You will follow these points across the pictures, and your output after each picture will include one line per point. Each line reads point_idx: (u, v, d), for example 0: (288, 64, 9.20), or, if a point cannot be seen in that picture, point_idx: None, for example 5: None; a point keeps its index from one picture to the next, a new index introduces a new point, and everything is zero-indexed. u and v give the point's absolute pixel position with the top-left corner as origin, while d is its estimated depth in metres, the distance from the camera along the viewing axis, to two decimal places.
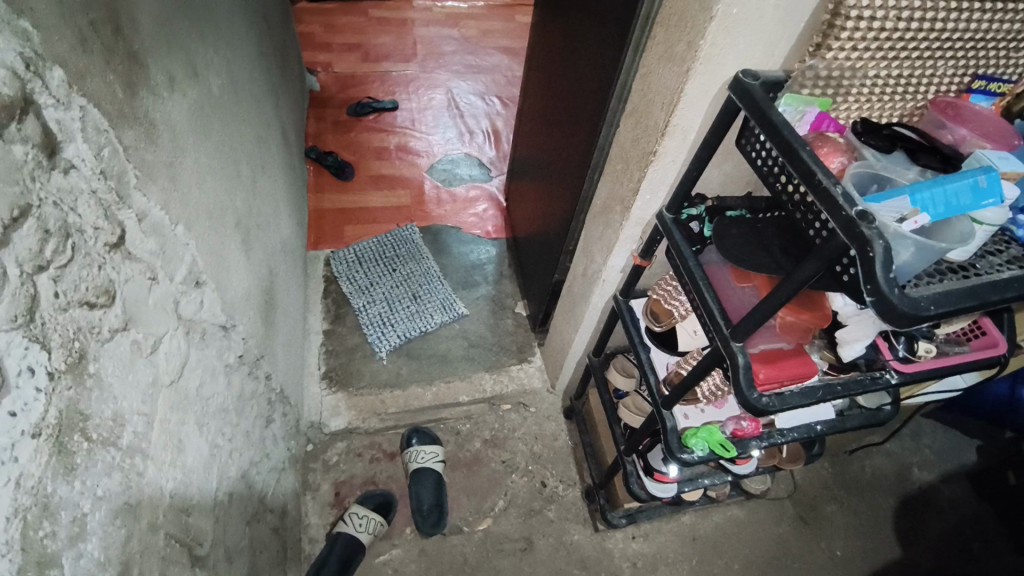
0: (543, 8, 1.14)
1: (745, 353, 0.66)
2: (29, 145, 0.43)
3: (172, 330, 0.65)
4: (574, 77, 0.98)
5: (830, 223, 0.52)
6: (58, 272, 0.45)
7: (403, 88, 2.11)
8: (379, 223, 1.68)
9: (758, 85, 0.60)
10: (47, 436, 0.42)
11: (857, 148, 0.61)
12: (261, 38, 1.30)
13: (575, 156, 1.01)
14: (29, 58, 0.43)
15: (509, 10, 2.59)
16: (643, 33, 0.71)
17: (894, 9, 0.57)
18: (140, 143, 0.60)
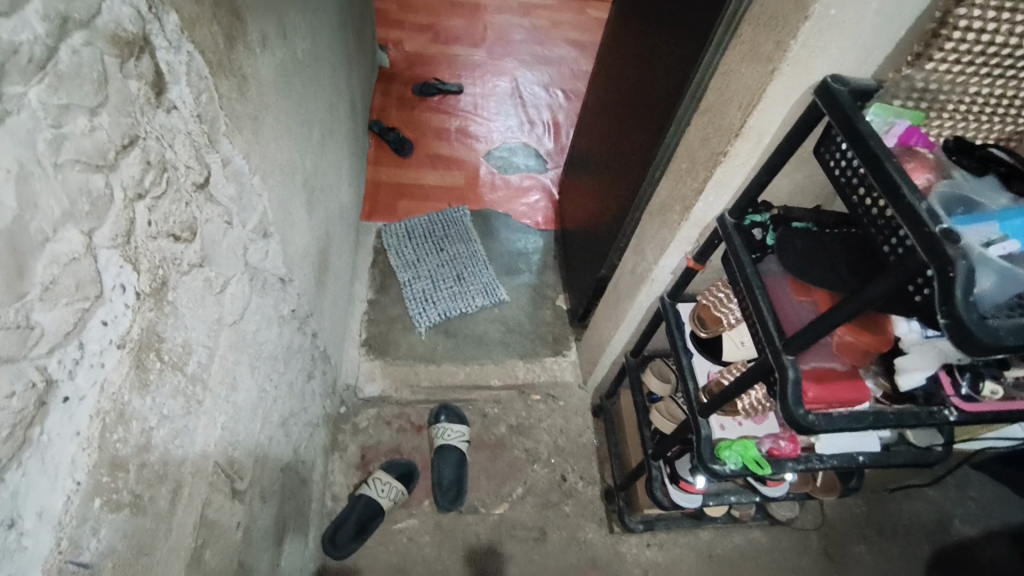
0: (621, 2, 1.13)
1: (795, 368, 0.64)
2: (143, 81, 0.47)
3: (239, 275, 0.69)
4: (646, 72, 0.96)
5: (910, 240, 0.50)
6: (153, 203, 0.49)
7: (469, 72, 2.14)
8: (431, 202, 1.71)
9: (846, 92, 0.59)
10: (129, 350, 0.45)
11: (946, 167, 0.58)
12: (343, 11, 1.34)
13: (637, 151, 1.00)
14: (152, 1, 0.47)
15: (581, 4, 2.58)
16: (728, 30, 0.69)
17: (1007, 25, 0.53)
18: (232, 94, 0.63)
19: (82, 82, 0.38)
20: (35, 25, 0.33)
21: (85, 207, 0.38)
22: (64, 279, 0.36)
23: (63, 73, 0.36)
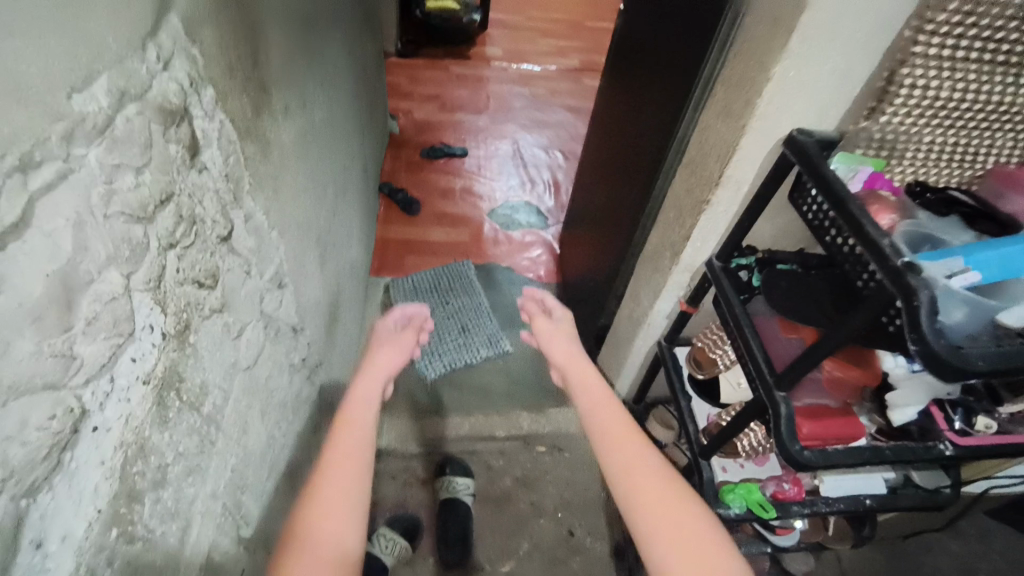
0: (609, 71, 1.24)
1: (788, 404, 0.66)
2: (181, 145, 0.53)
3: (254, 322, 0.73)
4: (635, 132, 1.04)
5: (878, 274, 0.53)
6: (182, 252, 0.54)
7: (473, 137, 2.28)
8: (437, 257, 1.78)
9: (812, 142, 0.65)
10: (153, 386, 0.48)
11: (909, 209, 0.62)
12: (357, 84, 1.46)
13: (630, 203, 1.06)
14: (193, 78, 0.54)
15: (577, 75, 2.78)
16: (704, 92, 0.76)
17: (947, 81, 0.59)
18: (256, 156, 0.70)
19: (132, 145, 0.44)
20: (101, 99, 0.39)
21: (126, 252, 0.43)
22: (104, 315, 0.41)
23: (117, 137, 0.42)
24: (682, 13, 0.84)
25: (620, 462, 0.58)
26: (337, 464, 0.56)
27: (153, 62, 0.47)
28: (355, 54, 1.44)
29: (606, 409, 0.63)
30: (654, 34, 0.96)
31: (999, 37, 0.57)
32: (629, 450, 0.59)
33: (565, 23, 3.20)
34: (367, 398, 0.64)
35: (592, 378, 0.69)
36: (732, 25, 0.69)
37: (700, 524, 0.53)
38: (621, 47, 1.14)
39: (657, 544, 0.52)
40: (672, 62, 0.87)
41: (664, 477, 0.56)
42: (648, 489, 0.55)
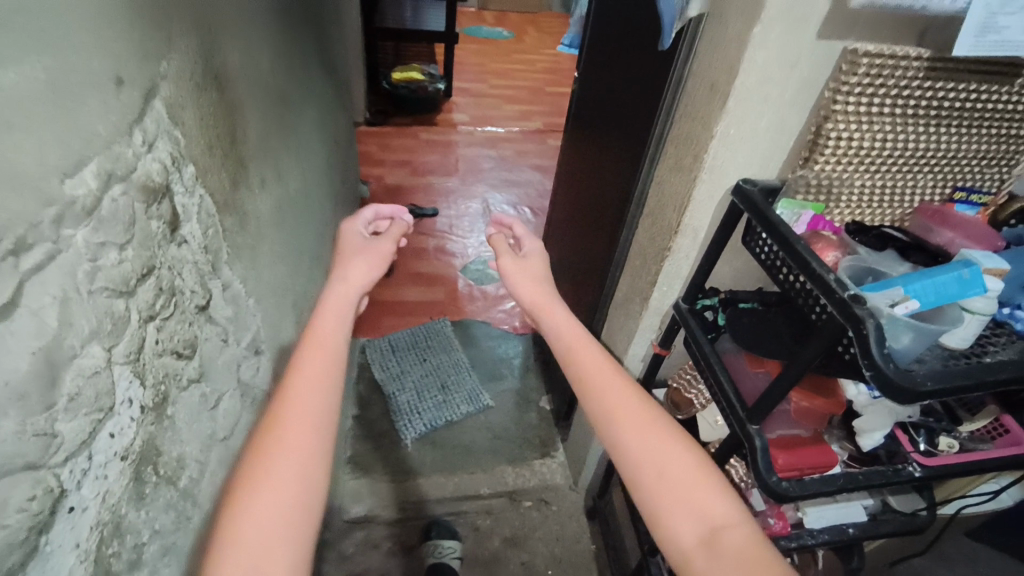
0: (569, 133, 1.33)
1: (762, 436, 0.69)
2: (163, 221, 0.55)
3: (231, 390, 0.72)
4: (597, 187, 1.11)
5: (828, 306, 0.58)
6: (161, 323, 0.55)
7: (444, 198, 2.35)
8: (413, 316, 1.79)
9: (756, 190, 0.71)
10: (130, 462, 0.47)
11: (850, 246, 0.68)
12: (330, 154, 1.52)
13: (598, 254, 1.11)
14: (175, 157, 0.57)
15: (541, 137, 2.94)
16: (655, 152, 0.83)
17: (867, 133, 0.67)
18: (233, 227, 0.72)
19: (116, 224, 0.46)
20: (90, 182, 0.42)
21: (108, 327, 0.44)
22: (86, 390, 0.41)
23: (103, 218, 0.44)
24: (631, 82, 0.92)
25: (609, 410, 0.66)
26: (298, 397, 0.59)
27: (139, 145, 0.50)
28: (328, 126, 1.51)
29: (591, 364, 0.70)
30: (607, 100, 1.05)
31: (906, 93, 0.65)
32: (615, 402, 0.66)
33: (526, 90, 3.41)
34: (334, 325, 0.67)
35: (577, 336, 0.75)
36: (675, 92, 0.77)
37: (682, 458, 0.62)
38: (578, 111, 1.23)
39: (643, 479, 0.62)
40: (625, 125, 0.95)
41: (648, 421, 0.65)
42: (632, 437, 0.64)
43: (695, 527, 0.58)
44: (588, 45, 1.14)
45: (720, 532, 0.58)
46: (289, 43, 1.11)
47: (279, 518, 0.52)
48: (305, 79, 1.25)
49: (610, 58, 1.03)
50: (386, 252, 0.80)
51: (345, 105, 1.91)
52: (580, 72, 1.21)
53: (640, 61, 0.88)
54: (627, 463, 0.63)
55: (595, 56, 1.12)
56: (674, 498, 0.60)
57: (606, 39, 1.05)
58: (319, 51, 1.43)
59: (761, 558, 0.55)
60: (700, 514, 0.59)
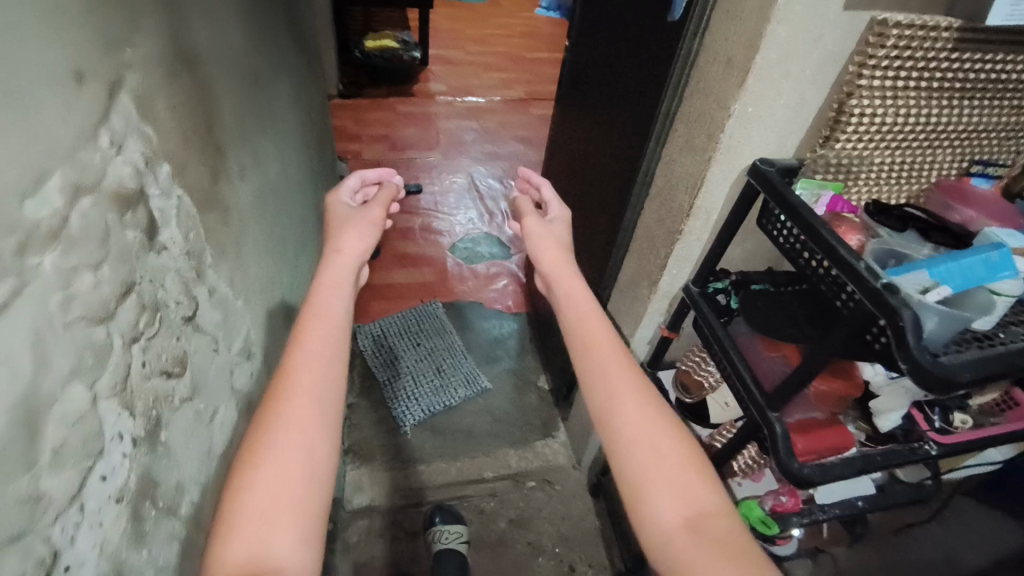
0: (561, 106, 1.28)
1: (781, 423, 0.68)
2: (139, 230, 0.49)
3: (226, 402, 0.68)
4: (597, 164, 1.07)
5: (857, 293, 0.56)
6: (147, 343, 0.50)
7: (426, 173, 2.27)
8: (404, 299, 1.74)
9: (774, 171, 0.67)
10: (127, 502, 0.43)
11: (871, 227, 0.66)
12: (307, 133, 1.43)
13: (599, 233, 1.08)
14: (148, 156, 0.51)
15: (522, 106, 2.85)
16: (663, 129, 0.79)
17: (891, 107, 0.65)
18: (216, 226, 0.66)
19: (89, 242, 0.40)
20: (56, 200, 0.36)
21: (90, 359, 0.39)
22: (73, 438, 0.36)
23: (73, 237, 0.38)
24: (632, 56, 0.87)
25: (609, 391, 0.65)
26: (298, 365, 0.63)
27: (107, 147, 0.44)
28: (303, 105, 1.42)
29: (599, 339, 0.68)
30: (603, 76, 1.00)
31: (934, 65, 0.62)
32: (618, 381, 0.65)
33: (504, 56, 3.29)
34: (334, 293, 0.72)
35: (589, 313, 0.73)
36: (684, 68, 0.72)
37: (676, 445, 0.61)
38: (571, 86, 1.18)
39: (634, 458, 0.60)
40: (627, 101, 0.90)
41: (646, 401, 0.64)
42: (632, 412, 0.63)
43: (680, 513, 0.57)
44: (581, 16, 1.09)
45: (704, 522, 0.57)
46: (259, 17, 1.02)
47: (287, 487, 0.56)
48: (278, 56, 1.16)
49: (606, 30, 0.98)
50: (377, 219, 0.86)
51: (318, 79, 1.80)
52: (570, 44, 1.15)
53: (641, 34, 0.84)
54: (618, 443, 0.62)
55: (588, 28, 1.06)
56: (661, 481, 0.58)
57: (601, 10, 0.99)
58: (289, 24, 1.33)
59: (744, 549, 0.54)
60: (687, 501, 0.57)
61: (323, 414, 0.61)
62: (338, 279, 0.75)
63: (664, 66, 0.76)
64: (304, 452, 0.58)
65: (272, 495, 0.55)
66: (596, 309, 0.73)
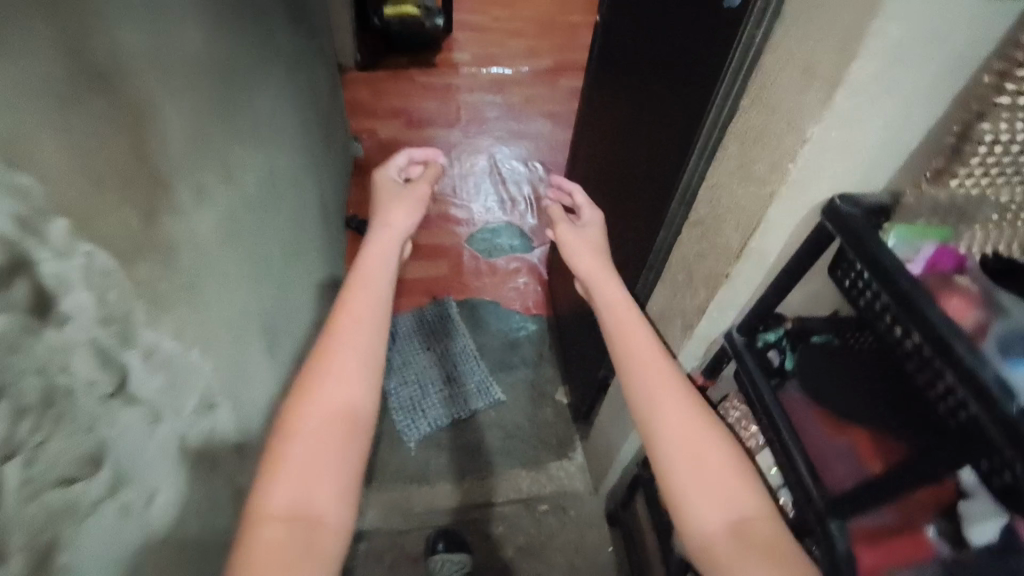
0: (590, 90, 1.10)
1: (845, 536, 0.53)
2: (13, 311, 0.39)
3: (174, 477, 0.58)
4: (626, 164, 0.91)
5: (972, 407, 0.40)
6: (32, 453, 0.40)
7: (445, 154, 2.13)
8: (415, 295, 1.63)
9: (858, 214, 0.50)
10: None
11: (994, 295, 0.47)
12: (308, 120, 1.30)
13: (625, 249, 0.93)
14: (26, 216, 0.40)
15: (551, 76, 2.66)
16: (709, 140, 0.63)
17: None
18: (156, 272, 0.55)
19: None
20: None
21: None
22: None
23: None
24: (674, 44, 0.70)
25: (652, 396, 0.64)
26: (349, 327, 0.68)
27: None
28: (305, 92, 1.30)
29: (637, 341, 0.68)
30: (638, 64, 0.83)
31: None
32: (661, 386, 0.64)
33: (533, 20, 3.07)
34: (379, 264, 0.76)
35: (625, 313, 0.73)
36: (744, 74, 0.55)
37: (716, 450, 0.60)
38: (602, 70, 1.00)
39: (675, 463, 0.60)
40: (665, 101, 0.74)
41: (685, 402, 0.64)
42: (670, 418, 0.63)
43: (724, 519, 0.57)
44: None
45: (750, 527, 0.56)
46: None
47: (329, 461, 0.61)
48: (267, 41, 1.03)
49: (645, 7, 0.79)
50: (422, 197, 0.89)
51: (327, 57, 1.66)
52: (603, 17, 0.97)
53: (689, 19, 0.66)
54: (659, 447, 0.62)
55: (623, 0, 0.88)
56: (706, 486, 0.58)
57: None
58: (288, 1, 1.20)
59: (788, 551, 0.54)
60: (731, 505, 0.58)
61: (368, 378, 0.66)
62: (383, 251, 0.79)
63: (716, 66, 0.59)
64: (344, 416, 0.63)
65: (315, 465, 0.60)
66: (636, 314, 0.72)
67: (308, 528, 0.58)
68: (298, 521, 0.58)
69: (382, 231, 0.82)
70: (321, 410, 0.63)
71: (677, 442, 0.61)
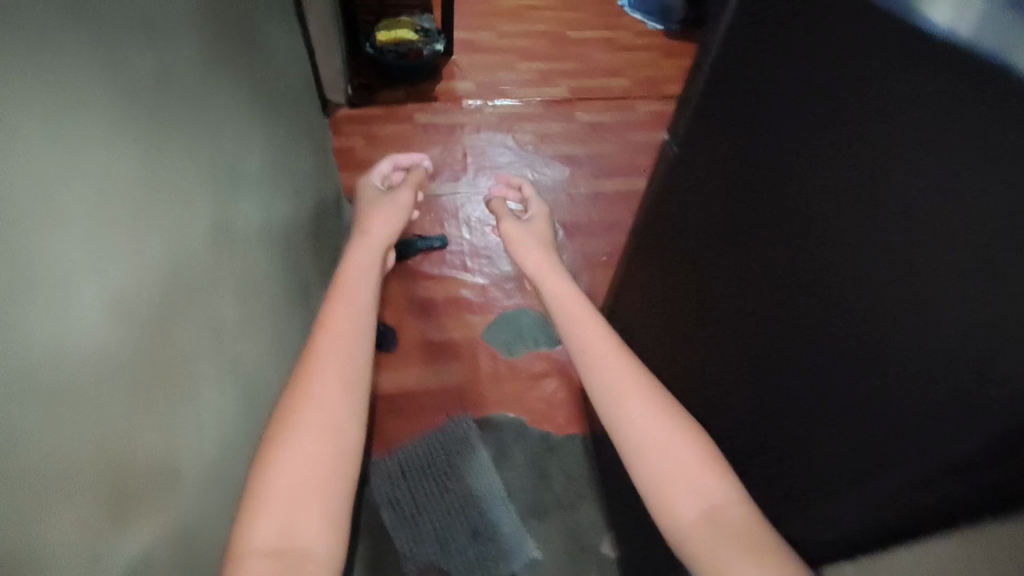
0: (679, 195, 0.95)
1: None
2: None
3: None
4: (756, 317, 0.80)
5: None
6: None
7: (453, 217, 1.89)
8: (430, 413, 1.42)
9: None
10: None
11: None
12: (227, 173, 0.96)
13: (746, 406, 0.86)
14: None
15: (568, 109, 2.43)
16: (961, 401, 0.54)
17: None
18: None
19: None
20: None
21: None
22: None
23: None
24: (851, 216, 0.61)
25: (607, 388, 0.91)
26: (333, 332, 0.87)
27: None
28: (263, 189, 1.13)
29: (592, 349, 0.96)
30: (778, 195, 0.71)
31: None
32: (626, 392, 0.90)
33: (545, 39, 2.84)
34: (365, 260, 1.02)
35: (579, 318, 1.02)
36: (1010, 337, 0.49)
37: (678, 446, 0.84)
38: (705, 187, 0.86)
39: (648, 464, 0.83)
40: (842, 295, 0.64)
41: (657, 408, 0.88)
42: (637, 417, 0.87)
43: (696, 513, 0.77)
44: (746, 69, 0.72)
45: (719, 517, 0.76)
46: (97, 120, 0.63)
47: (323, 459, 0.76)
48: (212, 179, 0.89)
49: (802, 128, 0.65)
50: (403, 204, 1.19)
51: (293, 134, 1.40)
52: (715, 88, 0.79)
53: (903, 210, 0.56)
54: (631, 444, 0.86)
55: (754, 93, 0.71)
56: (669, 480, 0.80)
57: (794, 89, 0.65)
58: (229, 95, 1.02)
59: (742, 534, 0.73)
60: (705, 498, 0.78)
61: (356, 353, 0.86)
62: (371, 245, 1.06)
63: (1011, 316, 0.48)
64: (331, 415, 0.79)
65: (309, 465, 0.75)
66: (602, 336, 0.98)
67: (295, 550, 0.70)
68: (299, 532, 0.71)
69: (365, 237, 1.08)
70: (316, 423, 0.78)
71: (641, 439, 0.85)
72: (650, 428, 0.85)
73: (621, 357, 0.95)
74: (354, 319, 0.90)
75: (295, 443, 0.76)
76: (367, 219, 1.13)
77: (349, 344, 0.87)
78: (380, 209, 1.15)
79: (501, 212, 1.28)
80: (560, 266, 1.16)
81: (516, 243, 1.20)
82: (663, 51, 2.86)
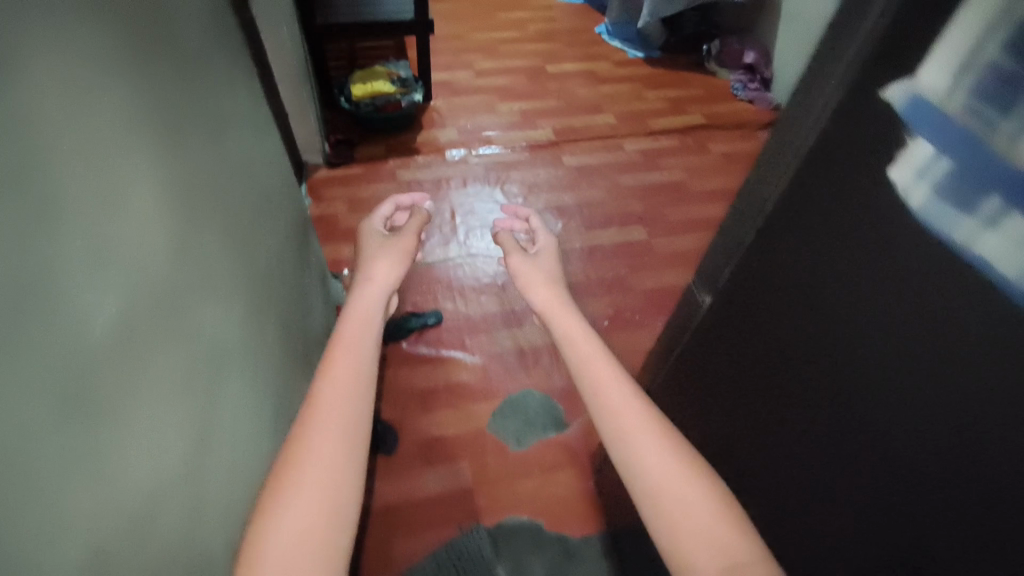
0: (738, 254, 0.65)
1: None
2: None
3: None
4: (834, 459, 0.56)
5: None
6: None
7: (446, 286, 1.79)
8: (435, 523, 1.31)
9: None
10: None
11: None
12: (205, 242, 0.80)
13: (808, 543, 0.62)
14: None
15: (555, 153, 2.35)
16: None
17: None
18: None
19: None
20: None
21: None
22: None
23: None
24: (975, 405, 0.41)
25: (613, 422, 0.72)
26: (334, 387, 0.65)
27: None
28: (245, 255, 0.96)
29: (607, 384, 0.75)
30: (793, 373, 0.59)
31: None
32: (632, 420, 0.71)
33: (526, 75, 2.75)
34: (370, 305, 0.79)
35: (585, 343, 0.82)
36: None
37: (691, 486, 0.67)
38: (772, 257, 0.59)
39: (660, 509, 0.66)
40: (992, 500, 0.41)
41: (661, 439, 0.70)
42: (653, 460, 0.68)
43: (715, 567, 0.61)
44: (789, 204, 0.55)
45: (742, 573, 0.61)
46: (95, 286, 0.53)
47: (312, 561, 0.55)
48: (183, 280, 0.72)
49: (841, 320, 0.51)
50: (408, 249, 0.97)
51: (273, 202, 1.19)
52: (751, 197, 0.61)
53: None
54: (646, 493, 0.67)
55: (789, 237, 0.56)
56: (690, 530, 0.64)
57: (841, 267, 0.50)
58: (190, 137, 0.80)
59: None
60: (723, 552, 0.62)
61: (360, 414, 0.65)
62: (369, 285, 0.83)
63: None
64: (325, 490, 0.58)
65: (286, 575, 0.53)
66: (605, 360, 0.79)
67: None
68: None
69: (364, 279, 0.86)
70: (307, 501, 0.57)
71: (650, 480, 0.67)
72: (668, 472, 0.67)
73: (635, 394, 0.75)
74: (355, 369, 0.68)
75: (280, 526, 0.55)
76: (363, 253, 0.93)
77: (349, 403, 0.65)
78: (377, 254, 0.92)
79: (505, 243, 1.03)
80: (568, 301, 0.91)
81: (518, 266, 0.97)
82: (647, 81, 2.79)
